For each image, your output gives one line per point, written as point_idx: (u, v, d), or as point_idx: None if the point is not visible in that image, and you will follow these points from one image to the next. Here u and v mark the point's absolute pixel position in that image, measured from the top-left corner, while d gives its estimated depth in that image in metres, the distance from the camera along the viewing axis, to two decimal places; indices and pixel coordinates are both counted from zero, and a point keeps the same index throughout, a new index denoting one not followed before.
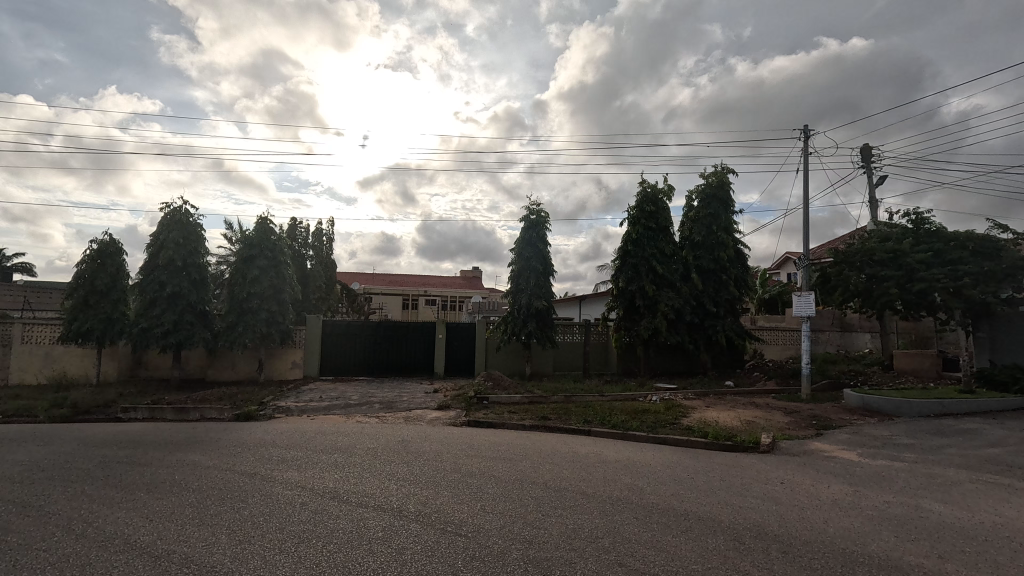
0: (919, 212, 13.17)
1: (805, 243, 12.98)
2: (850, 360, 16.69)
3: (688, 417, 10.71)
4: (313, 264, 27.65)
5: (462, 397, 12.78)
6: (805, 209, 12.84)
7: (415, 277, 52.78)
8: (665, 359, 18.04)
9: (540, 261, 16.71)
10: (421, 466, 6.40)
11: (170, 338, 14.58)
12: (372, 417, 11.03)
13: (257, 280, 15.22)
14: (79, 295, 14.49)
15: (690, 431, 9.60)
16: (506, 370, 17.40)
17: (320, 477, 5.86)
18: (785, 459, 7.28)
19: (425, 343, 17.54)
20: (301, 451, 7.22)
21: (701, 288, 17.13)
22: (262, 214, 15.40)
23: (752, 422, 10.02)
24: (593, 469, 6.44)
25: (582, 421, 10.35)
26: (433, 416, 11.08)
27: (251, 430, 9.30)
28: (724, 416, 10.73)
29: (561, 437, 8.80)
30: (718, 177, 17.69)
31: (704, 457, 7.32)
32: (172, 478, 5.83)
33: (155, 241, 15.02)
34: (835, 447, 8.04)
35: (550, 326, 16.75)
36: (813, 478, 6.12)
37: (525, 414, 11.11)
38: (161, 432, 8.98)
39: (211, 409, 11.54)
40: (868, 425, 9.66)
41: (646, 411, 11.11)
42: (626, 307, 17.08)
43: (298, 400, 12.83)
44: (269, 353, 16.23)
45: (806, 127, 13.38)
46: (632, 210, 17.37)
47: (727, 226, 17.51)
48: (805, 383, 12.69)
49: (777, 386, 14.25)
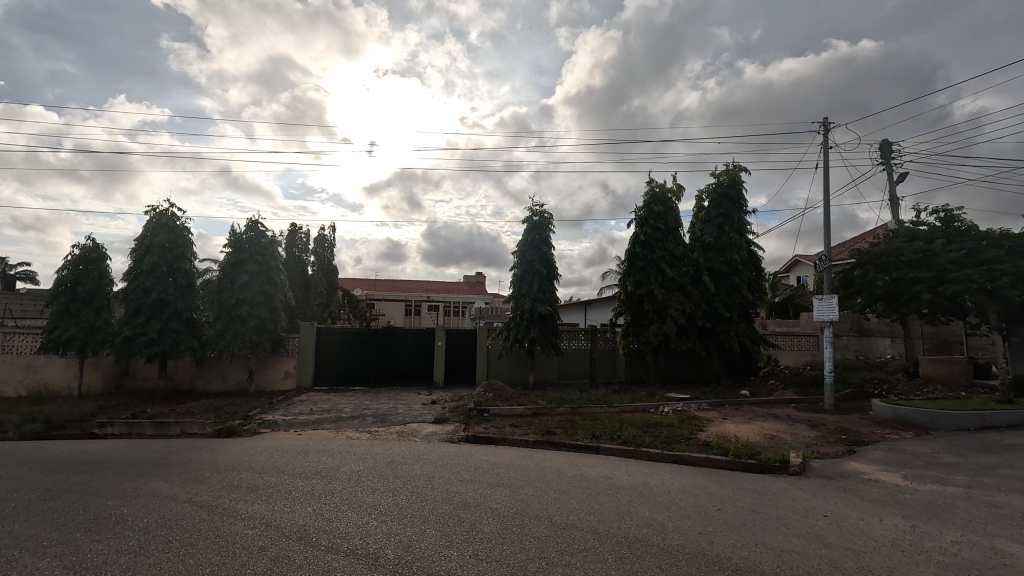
0: (948, 209, 12.31)
1: (826, 244, 12.14)
2: (872, 368, 15.80)
3: (705, 431, 9.88)
4: (313, 270, 26.95)
5: (460, 409, 11.98)
6: (825, 208, 12.03)
7: (418, 283, 52.10)
8: (676, 367, 17.18)
9: (544, 264, 15.95)
10: (408, 497, 5.59)
11: (154, 347, 13.86)
12: (364, 432, 10.24)
13: (246, 286, 14.52)
14: (61, 302, 13.83)
15: (708, 448, 8.76)
16: (509, 378, 16.63)
17: (290, 512, 5.08)
18: (821, 483, 6.43)
19: (424, 351, 16.78)
20: (276, 476, 6.44)
21: (713, 291, 16.32)
22: (253, 217, 14.75)
23: (776, 438, 9.19)
24: (605, 499, 5.61)
25: (590, 436, 9.55)
26: (429, 431, 10.29)
27: (231, 448, 8.55)
28: (744, 430, 9.89)
29: (567, 457, 8.00)
30: (729, 176, 16.89)
31: (730, 481, 6.49)
32: (119, 513, 5.07)
33: (141, 245, 14.38)
34: (875, 468, 7.19)
35: (554, 332, 15.94)
36: (859, 509, 5.31)
37: (529, 429, 10.30)
38: (133, 452, 8.24)
39: (193, 423, 10.80)
40: (904, 441, 8.80)
41: (658, 425, 10.29)
42: (634, 312, 16.27)
43: (286, 412, 12.06)
44: (261, 363, 15.50)
45: (826, 120, 12.57)
46: (639, 210, 16.60)
47: (739, 226, 16.70)
48: (828, 392, 11.82)
49: (797, 396, 13.40)
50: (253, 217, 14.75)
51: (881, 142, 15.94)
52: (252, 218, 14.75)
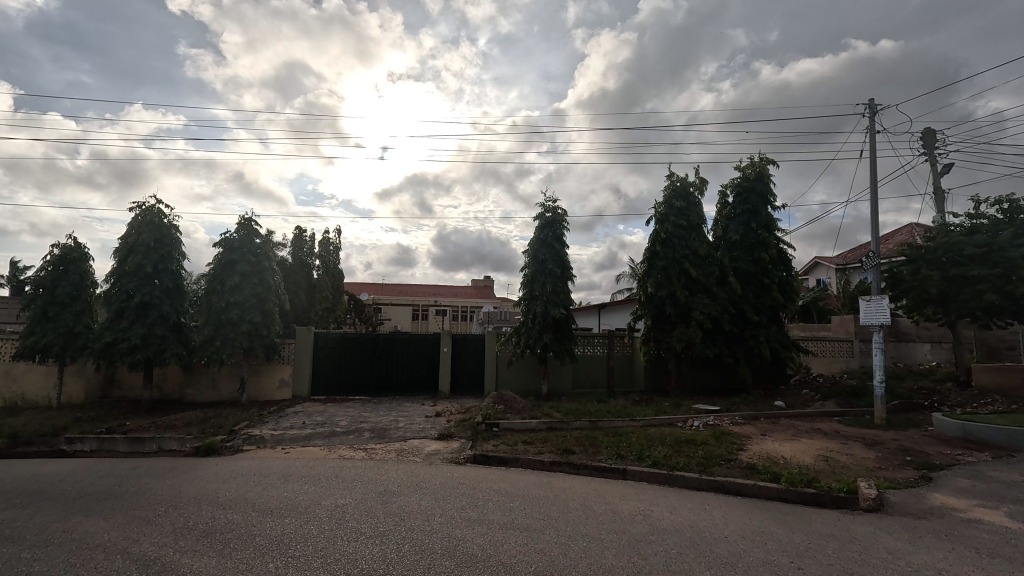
0: (1013, 199, 11.08)
1: (874, 237, 10.86)
2: (917, 377, 14.41)
3: (745, 450, 8.64)
4: (320, 274, 26.08)
5: (468, 423, 10.77)
6: (874, 198, 10.76)
7: (425, 288, 51.03)
8: (700, 375, 15.93)
9: (557, 264, 14.73)
10: (400, 547, 4.42)
11: (137, 354, 12.84)
12: (359, 451, 9.10)
13: (237, 288, 13.47)
14: (38, 305, 12.89)
15: (754, 473, 7.52)
16: (519, 388, 15.48)
17: (243, 572, 3.91)
18: (912, 526, 5.18)
19: (429, 358, 15.63)
20: (241, 513, 5.31)
21: (740, 293, 15.09)
22: (245, 216, 13.73)
23: (831, 460, 7.92)
24: (648, 552, 4.40)
25: (614, 457, 8.36)
26: (431, 449, 9.13)
27: (206, 471, 7.48)
28: (791, 449, 8.66)
29: (591, 485, 6.80)
30: (756, 168, 15.61)
31: (798, 523, 5.23)
32: (26, 572, 3.95)
33: (124, 244, 13.36)
34: (968, 503, 5.90)
35: (568, 337, 14.74)
36: (986, 571, 4.04)
37: (544, 447, 9.12)
38: (90, 475, 7.17)
39: (171, 439, 9.73)
40: (987, 466, 7.50)
41: (692, 443, 9.08)
42: (655, 315, 15.06)
43: (275, 427, 10.94)
44: (252, 371, 14.43)
45: (872, 101, 11.34)
46: (659, 206, 15.39)
47: (768, 223, 15.42)
48: (880, 405, 10.52)
49: (839, 408, 12.07)
50: (245, 215, 13.72)
51: (925, 130, 14.62)
52: (244, 217, 13.73)
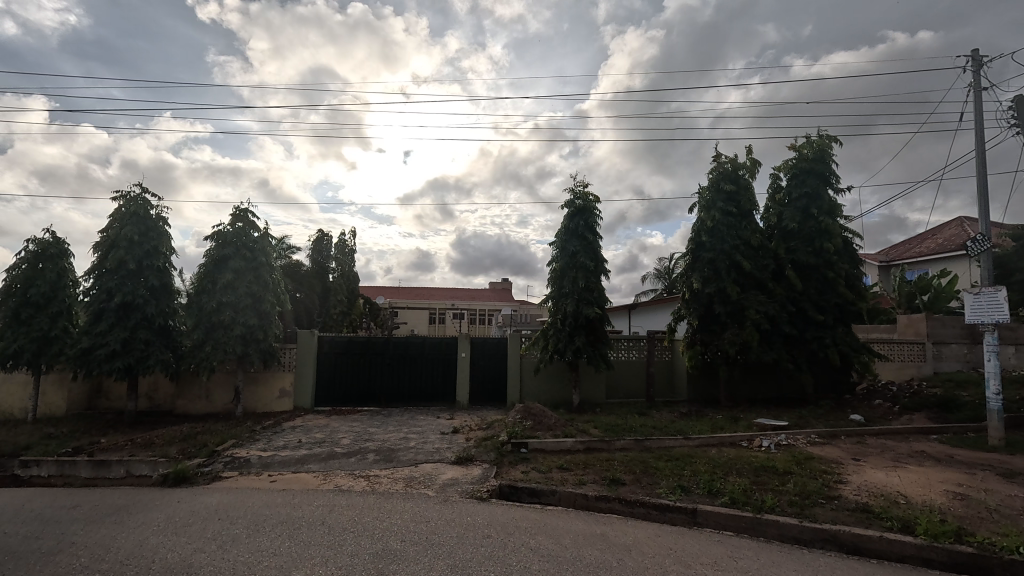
0: None
1: (983, 216, 8.92)
2: (1016, 386, 12.23)
3: (846, 482, 6.78)
4: (336, 277, 24.78)
5: (490, 442, 9.08)
6: (983, 169, 8.80)
7: (443, 290, 49.88)
8: (751, 383, 14.06)
9: (590, 256, 12.89)
10: None
11: (117, 361, 11.43)
12: (359, 480, 7.46)
13: (230, 286, 11.95)
14: (10, 307, 11.56)
15: (873, 517, 5.64)
16: (547, 398, 13.72)
17: None
18: None
19: (446, 365, 13.99)
20: None
21: (799, 289, 13.18)
22: (239, 206, 12.23)
23: (969, 499, 6.02)
24: None
25: (676, 491, 6.56)
26: (448, 478, 7.45)
27: (162, 511, 5.85)
28: (904, 480, 6.77)
29: (663, 540, 5.00)
30: (815, 146, 13.62)
31: None
32: None
33: (105, 238, 11.93)
34: None
35: (603, 341, 12.98)
36: None
37: (586, 475, 7.37)
38: (8, 518, 5.60)
39: (141, 462, 8.20)
40: None
41: (773, 470, 7.27)
42: (701, 315, 13.21)
43: (265, 446, 9.33)
44: (249, 380, 12.94)
45: (977, 53, 9.38)
46: (704, 191, 13.50)
47: (831, 209, 13.44)
48: (997, 423, 8.53)
49: (933, 424, 10.09)
50: (239, 206, 12.22)
51: (1020, 97, 12.51)
52: (238, 208, 12.21)
